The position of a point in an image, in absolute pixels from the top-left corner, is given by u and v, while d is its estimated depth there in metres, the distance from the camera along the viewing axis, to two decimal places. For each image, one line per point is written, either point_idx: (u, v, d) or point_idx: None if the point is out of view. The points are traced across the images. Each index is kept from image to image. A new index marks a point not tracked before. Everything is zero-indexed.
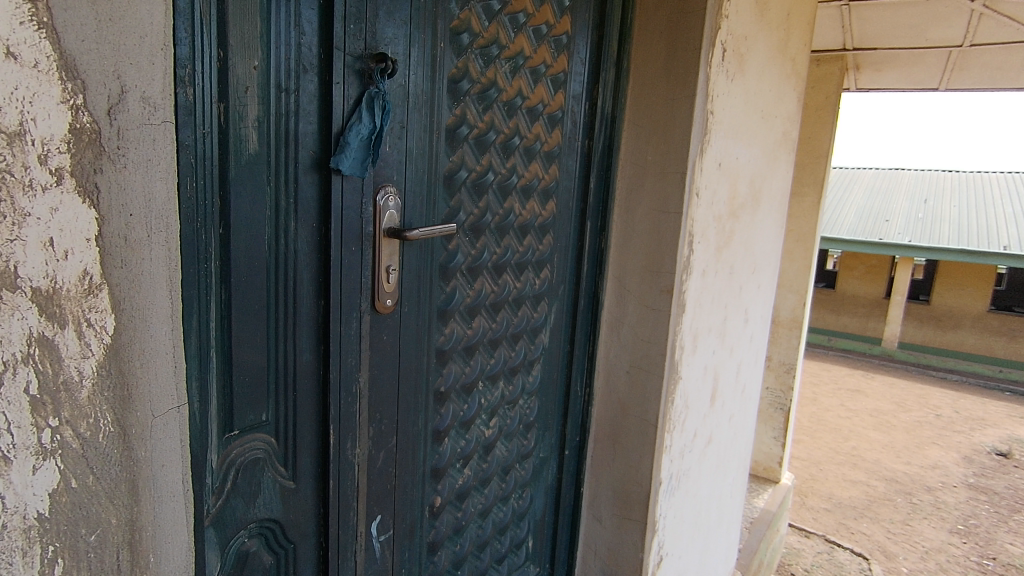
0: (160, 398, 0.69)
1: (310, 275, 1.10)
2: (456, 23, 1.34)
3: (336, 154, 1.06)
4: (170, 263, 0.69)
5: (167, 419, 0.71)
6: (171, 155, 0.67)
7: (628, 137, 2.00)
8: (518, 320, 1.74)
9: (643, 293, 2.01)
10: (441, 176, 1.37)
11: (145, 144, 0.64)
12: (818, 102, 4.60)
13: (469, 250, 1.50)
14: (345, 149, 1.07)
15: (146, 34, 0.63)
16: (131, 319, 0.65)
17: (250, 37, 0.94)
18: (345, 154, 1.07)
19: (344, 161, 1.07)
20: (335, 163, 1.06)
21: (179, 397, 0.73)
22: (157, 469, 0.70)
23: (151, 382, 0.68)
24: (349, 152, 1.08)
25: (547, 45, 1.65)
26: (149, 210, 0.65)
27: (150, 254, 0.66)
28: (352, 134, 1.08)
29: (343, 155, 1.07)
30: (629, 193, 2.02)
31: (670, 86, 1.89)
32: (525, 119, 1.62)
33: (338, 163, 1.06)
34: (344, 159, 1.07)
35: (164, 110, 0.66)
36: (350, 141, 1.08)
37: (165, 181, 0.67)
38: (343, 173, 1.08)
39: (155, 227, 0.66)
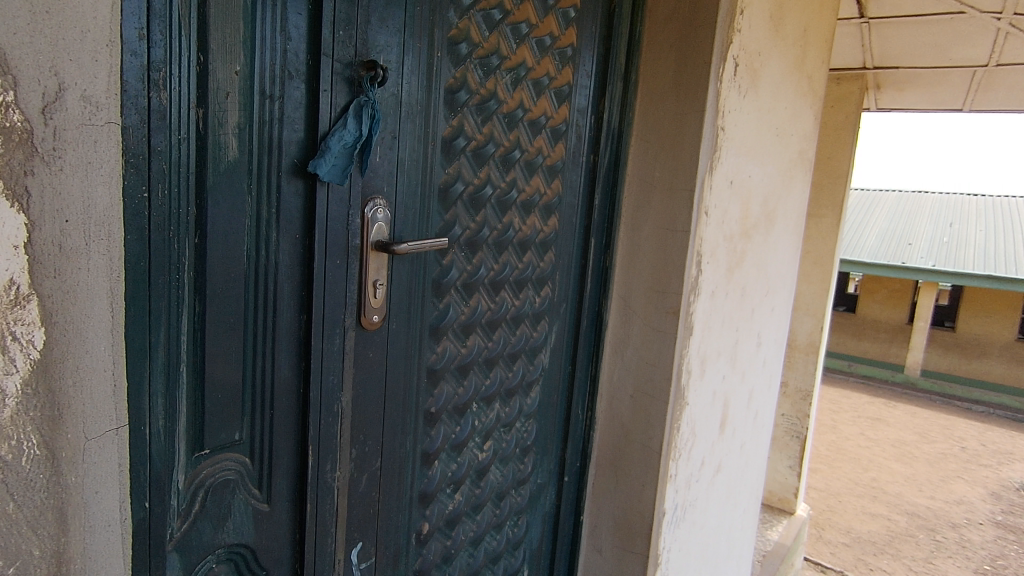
0: (95, 420, 0.70)
1: (291, 288, 1.06)
2: (455, 32, 1.31)
3: (316, 158, 1.02)
4: (109, 271, 0.70)
5: (102, 440, 0.71)
6: (112, 156, 0.69)
7: (635, 153, 1.95)
8: (516, 339, 1.69)
9: (648, 313, 1.95)
10: (436, 188, 1.33)
11: (86, 146, 0.66)
12: (837, 122, 4.51)
13: (464, 266, 1.45)
14: (326, 153, 1.03)
15: (89, 28, 0.65)
16: (64, 332, 0.65)
17: (232, 41, 0.91)
18: (325, 158, 1.03)
19: (324, 165, 1.03)
20: (314, 166, 1.02)
21: (117, 419, 0.74)
22: (88, 494, 0.70)
23: (87, 398, 0.69)
24: (331, 156, 1.03)
25: (550, 57, 1.62)
26: (88, 215, 0.67)
27: (87, 262, 0.67)
28: (335, 139, 1.04)
29: (323, 159, 1.03)
30: (636, 210, 1.97)
31: (678, 102, 1.85)
32: (527, 132, 1.58)
33: (316, 167, 1.02)
34: (325, 164, 1.03)
35: (107, 110, 0.68)
36: (332, 145, 1.03)
37: (105, 183, 0.69)
38: (323, 180, 1.04)
39: (94, 234, 0.68)
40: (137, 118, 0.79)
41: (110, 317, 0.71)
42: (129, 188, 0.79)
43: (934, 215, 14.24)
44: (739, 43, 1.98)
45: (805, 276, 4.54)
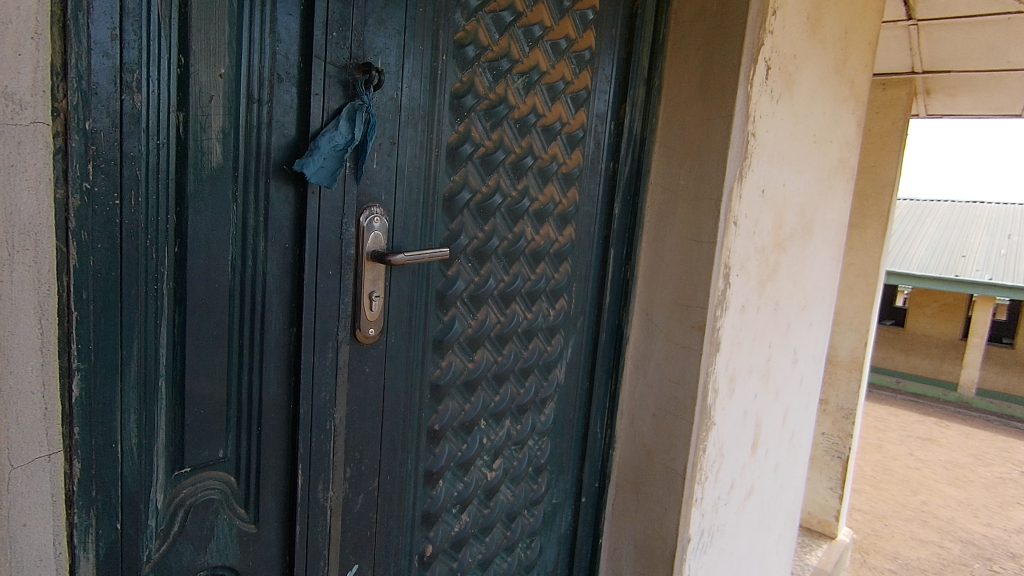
0: (20, 445, 0.71)
1: (281, 301, 1.01)
2: (461, 34, 1.25)
3: (303, 158, 0.97)
4: (38, 285, 0.71)
5: (30, 468, 0.72)
6: (41, 161, 0.70)
7: (659, 160, 1.86)
8: (529, 354, 1.61)
9: (672, 328, 1.86)
10: (441, 197, 1.28)
11: (10, 147, 0.67)
12: (883, 129, 4.29)
13: (471, 278, 1.38)
14: (314, 153, 0.98)
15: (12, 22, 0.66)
16: None
17: (216, 44, 0.88)
18: (313, 158, 0.98)
19: (311, 165, 0.98)
20: (300, 165, 0.97)
21: (50, 445, 0.74)
22: (14, 522, 0.71)
23: (13, 423, 0.70)
24: (319, 157, 0.98)
25: (567, 60, 1.55)
26: (11, 225, 0.67)
27: (11, 276, 0.68)
28: (325, 139, 0.99)
29: (311, 159, 0.98)
30: (659, 220, 1.87)
31: (705, 107, 1.76)
32: (541, 138, 1.51)
33: (302, 166, 0.97)
34: (312, 164, 0.98)
35: (33, 109, 0.68)
36: (322, 146, 0.98)
37: (31, 191, 0.69)
38: (309, 180, 0.98)
39: (19, 245, 0.68)
40: (109, 121, 0.77)
41: (41, 336, 0.72)
42: (99, 195, 0.76)
43: (990, 225, 13.49)
44: (771, 44, 1.87)
45: (847, 289, 4.30)
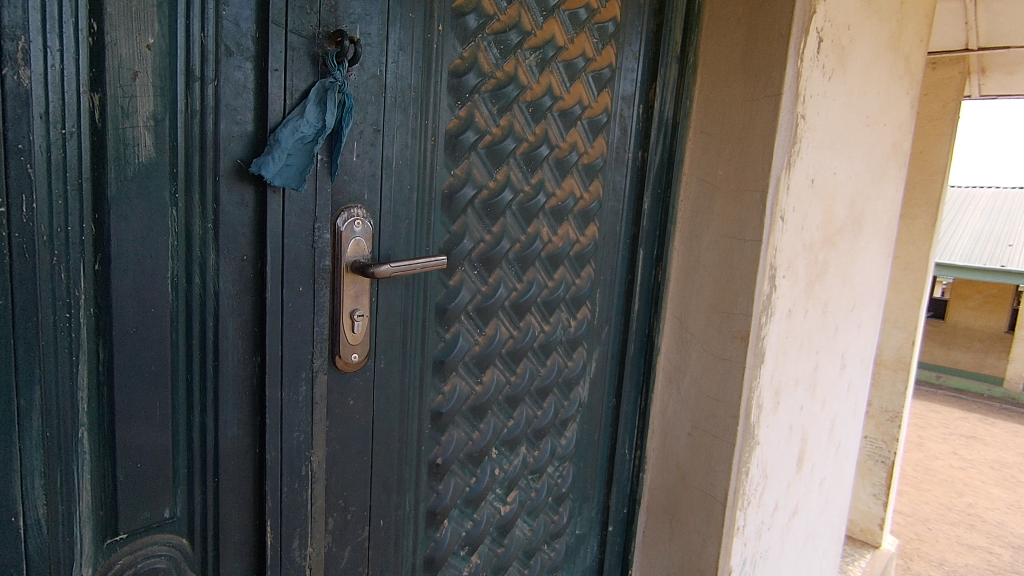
0: None
1: (239, 326, 0.83)
2: (461, 1, 1.05)
3: (262, 155, 0.79)
4: None
5: None
6: None
7: (693, 148, 1.64)
8: (546, 372, 1.42)
9: (709, 336, 1.65)
10: (439, 194, 1.08)
11: None
12: (934, 111, 3.96)
13: (477, 288, 1.19)
14: (275, 148, 0.79)
15: None
16: None
17: (141, 4, 0.69)
18: (274, 155, 0.79)
19: (272, 165, 0.79)
20: (258, 166, 0.79)
21: None
22: None
23: None
24: (282, 153, 0.80)
25: (587, 32, 1.33)
26: None
27: None
28: (289, 130, 0.80)
29: (271, 157, 0.79)
30: (695, 215, 1.66)
31: (748, 85, 1.53)
32: (557, 124, 1.31)
33: (262, 166, 0.79)
34: (273, 163, 0.79)
35: None
36: (284, 138, 0.80)
37: None
38: (273, 183, 0.80)
39: None
40: None
41: None
42: None
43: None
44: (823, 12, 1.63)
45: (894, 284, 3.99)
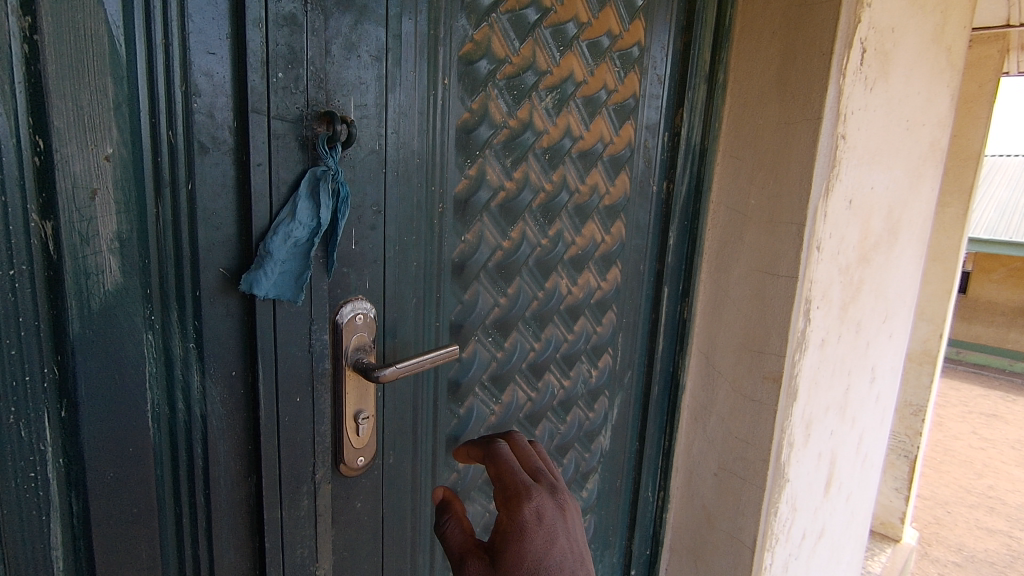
0: None
1: (230, 448, 0.74)
2: (469, 48, 0.93)
3: (252, 271, 0.69)
4: None
5: None
6: None
7: (723, 175, 1.52)
8: (566, 429, 1.34)
9: (738, 375, 1.54)
10: (449, 264, 0.98)
11: None
12: (971, 93, 3.71)
13: (492, 356, 1.10)
14: (267, 260, 0.70)
15: None
16: None
17: (95, 111, 0.58)
18: (267, 269, 0.70)
19: (266, 280, 0.70)
20: (250, 284, 0.69)
21: None
22: None
23: None
24: (276, 264, 0.70)
25: (608, 62, 1.20)
26: None
27: None
28: (281, 237, 0.70)
29: (264, 271, 0.70)
30: (724, 247, 1.54)
31: (785, 108, 1.39)
32: (577, 166, 1.19)
33: (255, 283, 0.70)
34: (267, 278, 0.70)
35: None
36: (276, 249, 0.70)
37: None
38: (266, 298, 0.71)
39: None
40: None
41: None
42: None
43: None
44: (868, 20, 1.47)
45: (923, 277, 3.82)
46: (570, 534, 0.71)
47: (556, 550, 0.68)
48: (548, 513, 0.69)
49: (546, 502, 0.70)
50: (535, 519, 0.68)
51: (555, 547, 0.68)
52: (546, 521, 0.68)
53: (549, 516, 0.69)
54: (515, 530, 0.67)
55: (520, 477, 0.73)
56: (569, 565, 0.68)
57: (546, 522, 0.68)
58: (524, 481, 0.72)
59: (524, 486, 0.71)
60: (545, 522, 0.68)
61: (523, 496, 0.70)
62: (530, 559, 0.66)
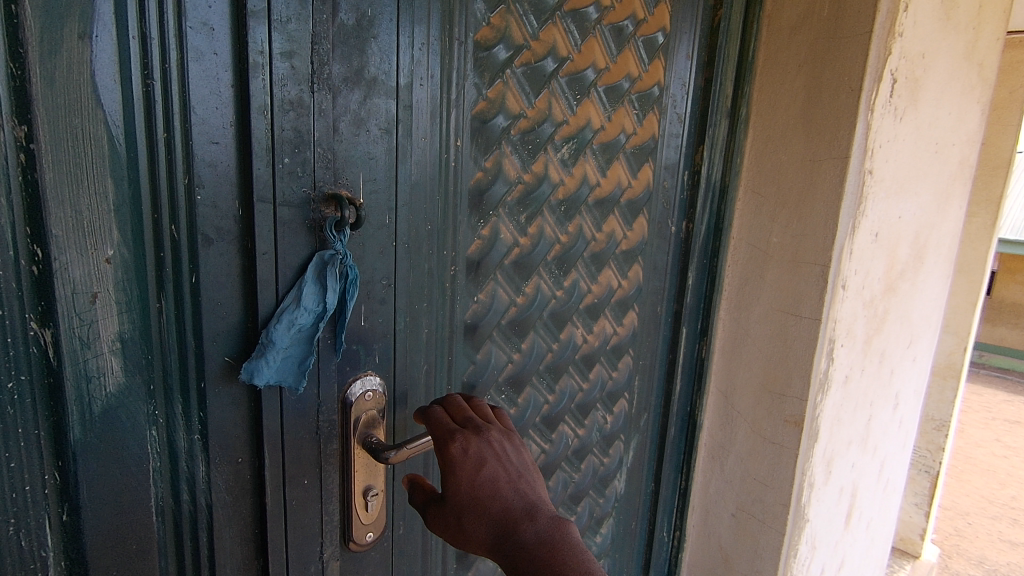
0: None
1: (236, 535, 0.72)
2: (483, 107, 0.90)
3: (253, 359, 0.66)
4: None
5: None
6: None
7: (744, 211, 1.47)
8: (581, 477, 1.31)
9: (758, 416, 1.49)
10: (461, 326, 0.95)
11: None
12: (1002, 98, 3.54)
13: (505, 412, 1.07)
14: (269, 348, 0.66)
15: None
16: None
17: (94, 213, 0.56)
18: (269, 357, 0.66)
19: (268, 369, 0.66)
20: (250, 373, 0.65)
21: None
22: None
23: None
24: (278, 352, 0.67)
25: (628, 104, 1.16)
26: None
27: None
28: (284, 324, 0.67)
29: (266, 360, 0.66)
30: (745, 284, 1.49)
31: (810, 145, 1.33)
32: (593, 214, 1.15)
33: (255, 372, 0.65)
34: (268, 366, 0.66)
35: None
36: (279, 336, 0.66)
37: None
38: (266, 385, 0.67)
39: None
40: None
41: None
42: None
43: None
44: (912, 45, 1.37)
45: None
46: (503, 457, 0.75)
47: (487, 470, 0.73)
48: (474, 444, 0.74)
49: (472, 437, 0.75)
50: (462, 454, 0.73)
51: (485, 468, 0.73)
52: (473, 450, 0.74)
53: (475, 446, 0.74)
54: (446, 465, 0.73)
55: (446, 423, 0.76)
56: (504, 479, 0.74)
57: (472, 452, 0.73)
58: (449, 425, 0.76)
59: (449, 429, 0.75)
60: (473, 452, 0.74)
61: (450, 437, 0.75)
62: (464, 483, 0.72)
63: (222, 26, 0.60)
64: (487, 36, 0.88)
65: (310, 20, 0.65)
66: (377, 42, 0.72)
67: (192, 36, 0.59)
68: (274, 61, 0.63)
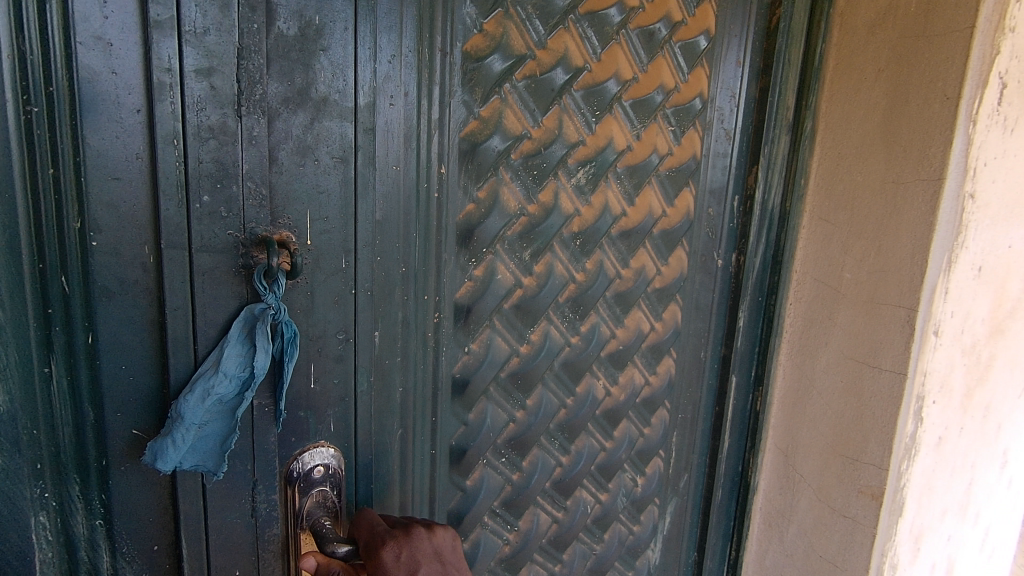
0: None
1: None
2: (475, 129, 0.77)
3: (159, 438, 0.55)
4: None
5: None
6: None
7: (810, 241, 1.25)
8: (604, 549, 1.14)
9: (824, 483, 1.25)
10: (448, 382, 0.82)
11: None
12: None
13: (505, 479, 0.92)
14: (177, 425, 0.54)
15: None
16: None
17: None
18: (176, 436, 0.54)
19: (175, 450, 0.55)
20: (154, 455, 0.54)
21: None
22: None
23: None
24: (188, 431, 0.55)
25: (662, 119, 0.99)
26: None
27: None
28: (197, 396, 0.55)
29: (173, 440, 0.54)
30: (810, 327, 1.27)
31: (891, 164, 1.10)
32: (618, 247, 0.99)
33: (160, 453, 0.54)
34: (175, 447, 0.54)
35: None
36: (189, 411, 0.55)
37: None
38: (173, 469, 0.55)
39: None
40: None
41: None
42: None
43: None
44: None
45: None
46: (436, 554, 0.64)
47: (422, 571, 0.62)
48: (405, 543, 0.63)
49: (403, 539, 0.64)
50: (393, 559, 0.62)
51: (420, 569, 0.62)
52: (406, 551, 0.63)
53: (407, 547, 0.63)
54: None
55: (375, 529, 0.66)
56: None
57: (406, 554, 0.63)
58: (377, 530, 0.66)
59: (378, 535, 0.65)
60: (405, 553, 0.63)
61: (378, 542, 0.64)
62: None
63: (123, 40, 0.50)
64: (480, 45, 0.75)
65: (235, 31, 0.54)
66: (327, 55, 0.60)
67: (84, 53, 0.49)
68: (187, 81, 0.52)
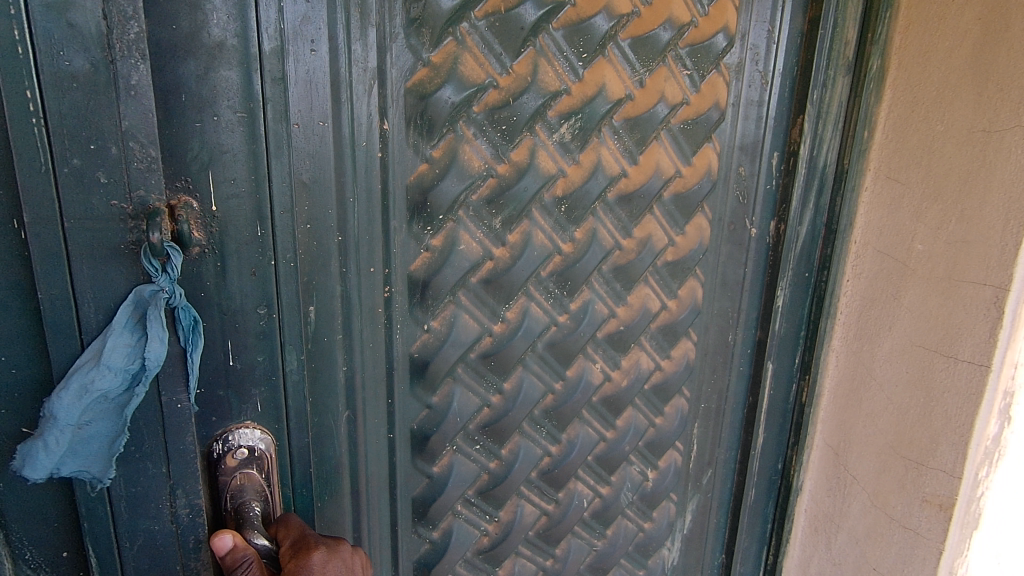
0: None
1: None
2: (424, 77, 0.66)
3: (31, 442, 0.52)
4: None
5: None
6: None
7: (874, 205, 1.03)
8: (607, 545, 1.04)
9: (881, 488, 1.07)
10: (405, 362, 0.75)
11: None
12: None
13: (481, 467, 0.84)
14: (49, 426, 0.52)
15: None
16: None
17: None
18: (48, 440, 0.52)
19: (46, 456, 0.52)
20: (24, 461, 0.52)
21: None
22: None
23: None
24: (62, 434, 0.52)
25: (671, 62, 0.84)
26: None
27: None
28: (74, 393, 0.52)
29: (45, 444, 0.52)
30: (871, 308, 1.06)
31: (983, 107, 0.87)
32: (617, 213, 0.86)
33: (30, 459, 0.52)
34: (47, 453, 0.52)
35: None
36: (64, 411, 0.51)
37: None
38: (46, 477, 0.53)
39: None
40: None
41: None
42: None
43: None
44: None
45: None
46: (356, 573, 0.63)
47: None
48: (335, 557, 0.60)
49: (333, 546, 0.62)
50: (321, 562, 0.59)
51: None
52: (334, 558, 0.60)
53: (336, 555, 0.61)
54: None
55: (303, 533, 0.63)
56: None
57: (333, 561, 0.60)
58: (305, 535, 0.63)
59: (307, 538, 0.62)
60: (333, 565, 0.60)
61: (305, 545, 0.61)
62: None
63: None
64: None
65: None
66: None
67: None
68: (35, 15, 0.47)
